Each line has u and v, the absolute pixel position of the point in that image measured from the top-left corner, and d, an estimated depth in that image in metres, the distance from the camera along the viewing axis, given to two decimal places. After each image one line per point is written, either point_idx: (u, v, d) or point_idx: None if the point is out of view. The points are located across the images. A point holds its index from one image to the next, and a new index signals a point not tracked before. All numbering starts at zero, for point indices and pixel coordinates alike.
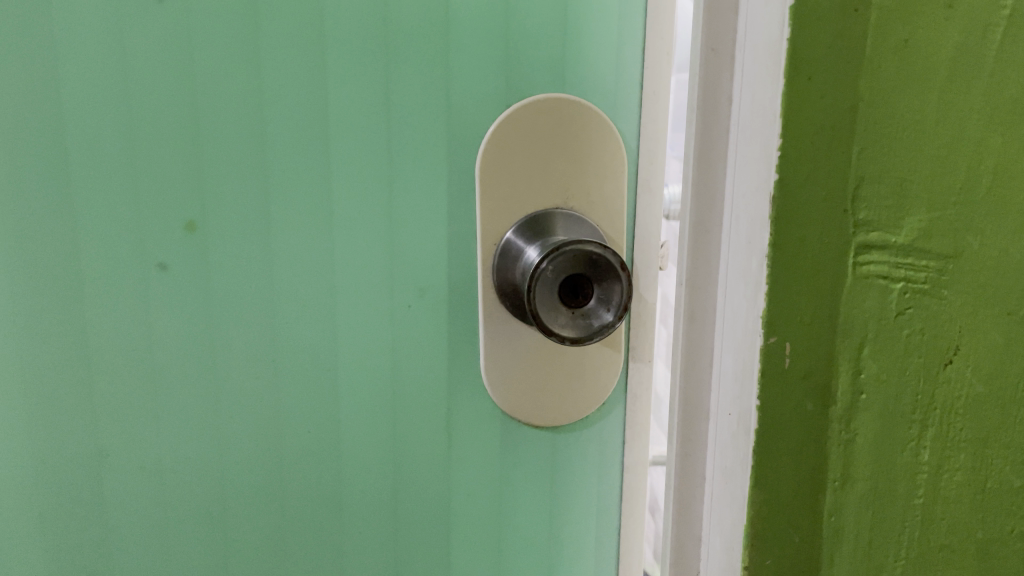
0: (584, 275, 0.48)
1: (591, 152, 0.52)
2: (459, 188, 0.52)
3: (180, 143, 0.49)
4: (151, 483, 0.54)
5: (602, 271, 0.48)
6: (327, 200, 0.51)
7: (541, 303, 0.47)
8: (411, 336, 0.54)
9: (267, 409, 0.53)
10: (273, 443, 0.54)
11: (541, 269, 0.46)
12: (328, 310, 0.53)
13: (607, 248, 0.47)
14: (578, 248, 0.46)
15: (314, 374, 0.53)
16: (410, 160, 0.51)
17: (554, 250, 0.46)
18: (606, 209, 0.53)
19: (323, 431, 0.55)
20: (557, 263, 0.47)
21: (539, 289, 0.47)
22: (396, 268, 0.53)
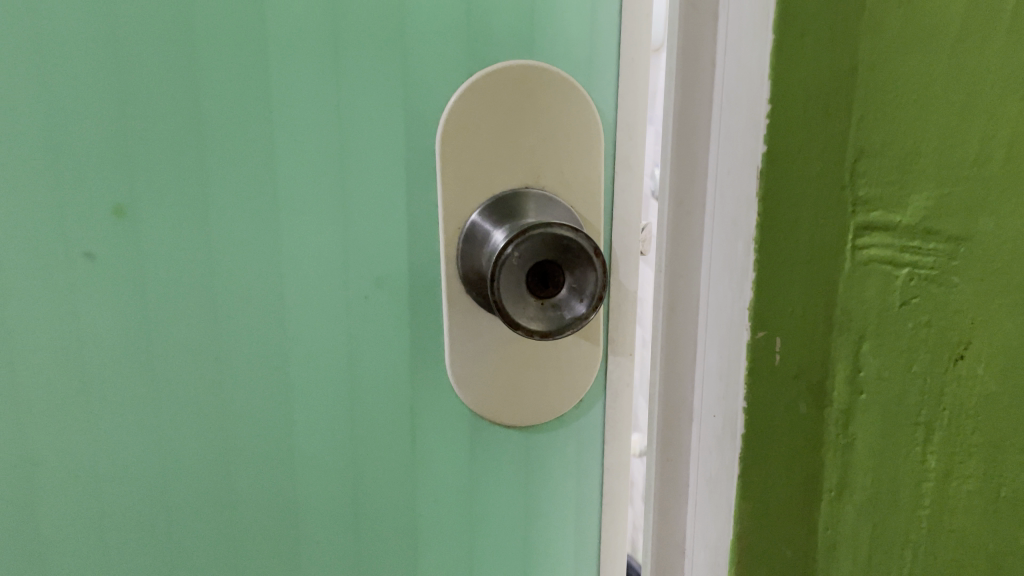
0: (555, 262, 0.43)
1: (565, 126, 0.47)
2: (421, 166, 0.48)
3: (105, 119, 0.45)
4: (88, 491, 0.49)
5: (575, 256, 0.43)
6: (274, 180, 0.46)
7: (506, 293, 0.42)
8: (369, 329, 0.49)
9: (212, 409, 0.49)
10: (220, 446, 0.50)
11: (507, 256, 0.42)
12: (278, 300, 0.48)
13: (580, 231, 0.42)
14: (546, 232, 0.42)
15: (264, 371, 0.49)
16: (366, 135, 0.47)
17: (520, 234, 0.42)
18: (581, 189, 0.49)
19: (275, 432, 0.50)
20: (524, 249, 0.42)
21: (504, 277, 0.42)
22: (351, 255, 0.48)
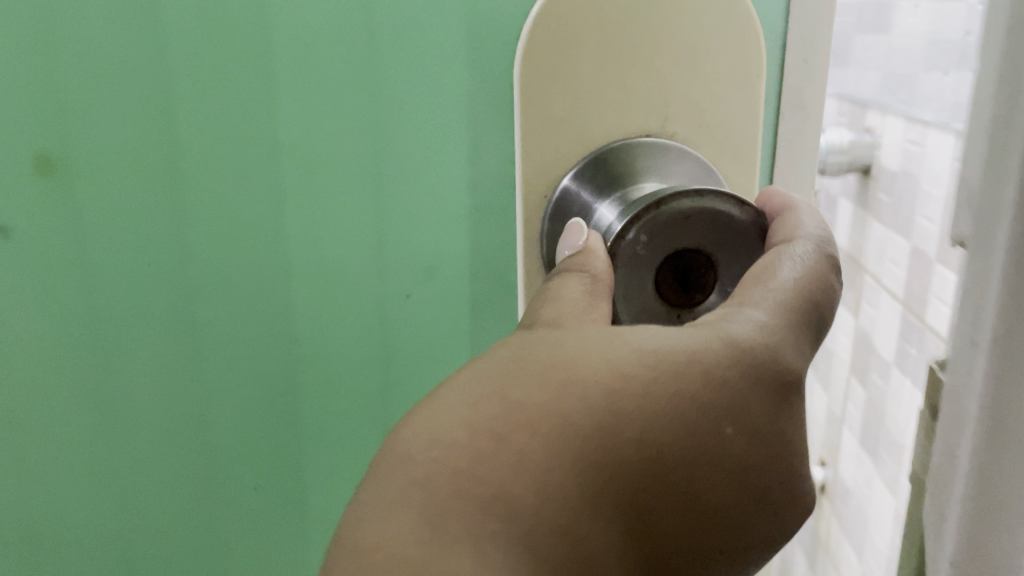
0: (705, 257, 0.26)
1: (709, 41, 0.32)
2: (491, 100, 0.32)
3: (3, 25, 0.29)
4: (19, 561, 0.36)
5: (739, 245, 0.26)
6: (275, 124, 0.31)
7: (625, 301, 0.26)
8: (411, 342, 0.35)
9: (192, 450, 0.35)
10: (205, 498, 0.36)
11: (626, 243, 0.25)
12: (285, 300, 0.33)
13: (747, 204, 0.26)
14: (695, 206, 0.25)
15: (263, 396, 0.35)
16: (409, 53, 0.31)
17: (654, 208, 0.25)
18: (726, 137, 0.33)
19: (281, 478, 0.36)
20: (657, 232, 0.25)
21: (620, 275, 0.25)
22: (385, 238, 0.33)
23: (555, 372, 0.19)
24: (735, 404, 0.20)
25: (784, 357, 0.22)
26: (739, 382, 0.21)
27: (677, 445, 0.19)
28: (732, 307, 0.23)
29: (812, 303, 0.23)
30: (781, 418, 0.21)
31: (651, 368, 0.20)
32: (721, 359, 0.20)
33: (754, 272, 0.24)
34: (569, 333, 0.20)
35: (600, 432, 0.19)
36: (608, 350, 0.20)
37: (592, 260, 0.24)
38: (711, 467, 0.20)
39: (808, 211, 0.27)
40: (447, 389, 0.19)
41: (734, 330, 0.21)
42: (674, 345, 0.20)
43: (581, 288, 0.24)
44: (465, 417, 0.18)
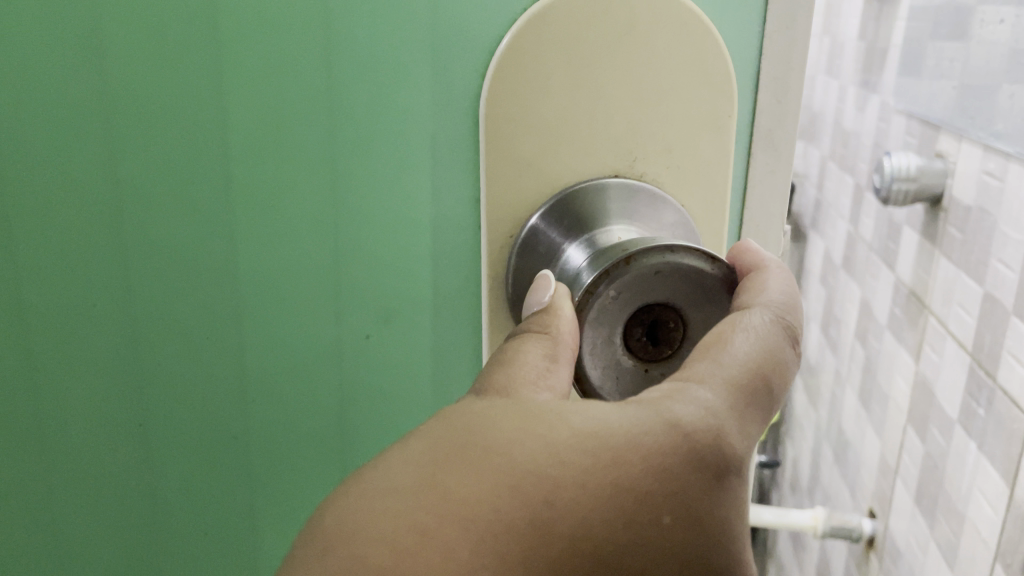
0: (675, 309, 0.26)
1: (679, 82, 0.31)
2: (457, 138, 0.30)
3: None
4: None
5: (707, 301, 0.26)
6: (229, 158, 0.29)
7: (591, 355, 0.25)
8: (371, 383, 0.33)
9: (136, 499, 0.33)
10: (149, 545, 0.34)
11: (596, 299, 0.24)
12: (239, 341, 0.32)
13: (718, 260, 0.25)
14: (666, 262, 0.24)
15: (214, 441, 0.33)
16: (372, 88, 0.29)
17: (625, 264, 0.24)
18: (697, 178, 0.33)
19: (232, 524, 0.35)
20: (627, 288, 0.24)
21: (588, 331, 0.25)
22: (345, 275, 0.31)
23: (486, 459, 0.18)
24: (675, 492, 0.19)
25: (731, 443, 0.21)
26: (682, 469, 0.20)
27: (611, 537, 0.19)
28: (683, 384, 0.22)
29: (761, 376, 0.23)
30: (725, 505, 0.20)
31: (588, 454, 0.19)
32: (663, 445, 0.20)
33: (712, 346, 0.23)
34: (508, 411, 0.20)
35: (529, 528, 0.18)
36: (544, 434, 0.19)
37: (556, 319, 0.23)
38: (647, 561, 0.19)
39: (779, 273, 0.26)
40: (374, 474, 0.18)
41: (681, 413, 0.20)
42: (615, 428, 0.20)
43: (540, 352, 0.23)
44: (387, 507, 0.18)
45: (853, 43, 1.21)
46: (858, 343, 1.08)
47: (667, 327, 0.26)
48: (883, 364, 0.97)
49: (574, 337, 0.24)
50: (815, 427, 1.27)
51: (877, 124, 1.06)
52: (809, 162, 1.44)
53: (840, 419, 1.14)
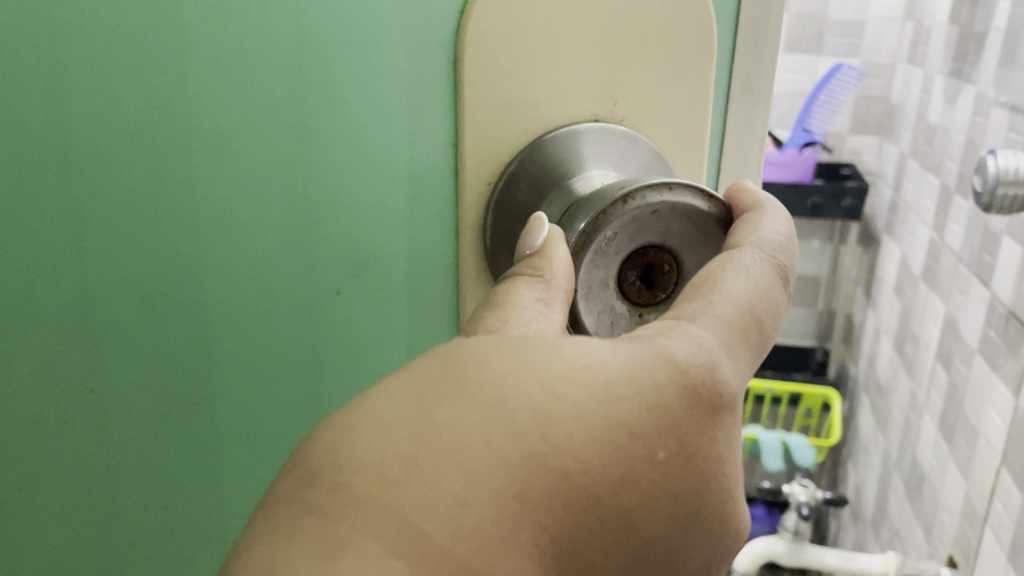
0: (669, 250, 0.25)
1: (654, 17, 0.30)
2: (431, 76, 0.28)
3: None
4: None
5: (701, 241, 0.25)
6: (182, 92, 0.26)
7: (586, 298, 0.24)
8: (347, 338, 0.31)
9: (86, 472, 0.29)
10: (100, 526, 0.30)
11: (593, 241, 0.24)
12: (199, 302, 0.28)
13: (713, 198, 0.24)
14: (663, 201, 0.24)
15: (169, 417, 0.29)
16: (341, 16, 0.27)
17: (622, 203, 0.24)
18: (673, 120, 0.32)
19: (191, 500, 0.31)
20: (623, 229, 0.24)
21: (583, 273, 0.24)
22: (315, 219, 0.29)
23: (477, 391, 0.17)
24: (670, 427, 0.19)
25: (726, 377, 0.20)
26: (675, 403, 0.19)
27: (606, 474, 0.17)
28: (677, 321, 0.21)
29: (754, 317, 0.22)
30: (719, 442, 0.20)
31: (582, 388, 0.18)
32: (656, 378, 0.19)
33: (705, 284, 0.22)
34: (501, 344, 0.19)
35: (526, 464, 0.17)
36: (537, 367, 0.18)
37: (549, 262, 0.23)
38: (644, 497, 0.18)
39: (774, 215, 0.25)
40: (360, 408, 0.17)
41: (674, 348, 0.20)
42: (608, 363, 0.19)
43: (532, 295, 0.22)
44: (374, 439, 0.16)
45: (946, 27, 1.12)
46: (943, 365, 0.98)
47: (661, 269, 0.26)
48: (974, 394, 0.87)
49: (569, 280, 0.23)
50: (883, 454, 1.20)
51: (972, 118, 0.96)
52: (887, 161, 1.33)
53: (913, 449, 1.06)
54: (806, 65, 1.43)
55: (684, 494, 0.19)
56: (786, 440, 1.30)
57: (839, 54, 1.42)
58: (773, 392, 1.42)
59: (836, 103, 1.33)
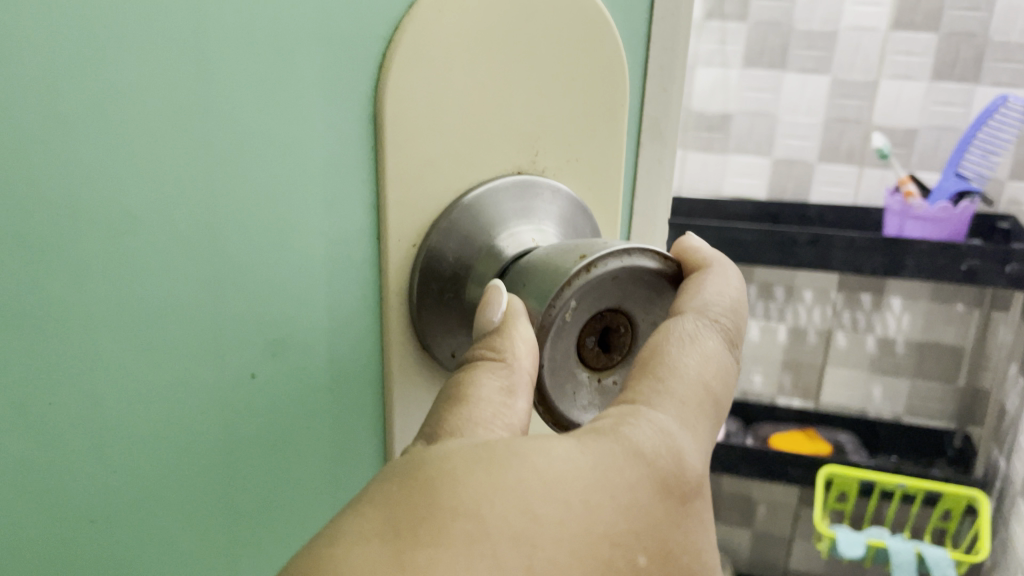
0: (623, 312, 0.25)
1: (576, 64, 0.30)
2: (347, 138, 0.26)
3: None
4: None
5: (652, 299, 0.25)
6: (69, 165, 0.21)
7: (551, 373, 0.24)
8: (266, 422, 0.28)
9: None
10: None
11: (559, 310, 0.23)
12: (93, 407, 0.23)
13: (668, 258, 0.25)
14: (623, 266, 0.23)
15: (63, 538, 0.24)
16: (248, 79, 0.24)
17: (585, 272, 0.23)
18: (595, 163, 0.33)
19: None
20: (586, 296, 0.24)
21: (547, 344, 0.24)
22: (225, 297, 0.25)
23: (454, 524, 0.16)
24: (648, 527, 0.18)
25: (692, 464, 0.20)
26: (648, 502, 0.18)
27: None
28: (640, 407, 0.20)
29: (712, 392, 0.22)
30: (695, 531, 0.19)
31: (557, 502, 0.17)
32: (629, 478, 0.18)
33: (659, 361, 0.22)
34: (470, 458, 0.18)
35: None
36: (512, 485, 0.17)
37: (511, 344, 0.23)
38: None
39: (720, 271, 0.25)
40: (331, 557, 0.16)
41: (640, 438, 0.19)
42: (581, 467, 0.18)
43: (496, 384, 0.22)
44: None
45: None
46: None
47: (617, 332, 0.26)
48: None
49: (531, 359, 0.23)
50: None
51: None
52: None
53: None
54: (959, 92, 1.22)
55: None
56: (922, 550, 1.15)
57: (1002, 84, 1.20)
58: (904, 486, 1.20)
59: (999, 146, 1.15)
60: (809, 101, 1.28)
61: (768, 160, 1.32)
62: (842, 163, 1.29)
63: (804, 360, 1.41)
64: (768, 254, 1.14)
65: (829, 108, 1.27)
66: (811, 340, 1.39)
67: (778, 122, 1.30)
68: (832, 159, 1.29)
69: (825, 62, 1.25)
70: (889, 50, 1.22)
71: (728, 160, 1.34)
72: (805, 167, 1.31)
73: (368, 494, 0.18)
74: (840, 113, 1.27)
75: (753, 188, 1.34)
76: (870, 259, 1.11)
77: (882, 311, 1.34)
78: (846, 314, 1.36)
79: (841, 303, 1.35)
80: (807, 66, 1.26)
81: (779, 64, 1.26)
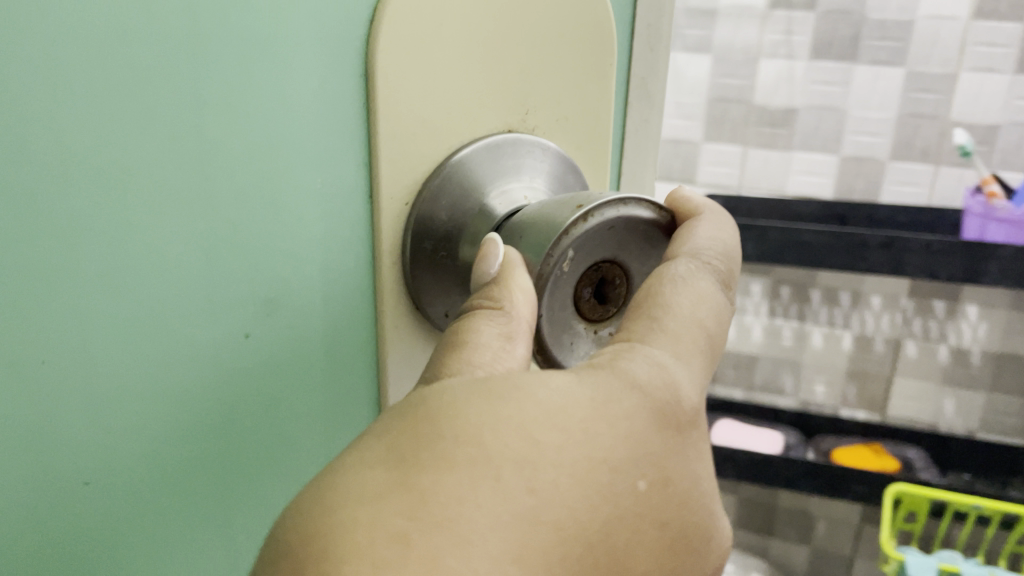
0: (619, 265, 0.25)
1: (566, 23, 0.31)
2: (340, 97, 0.26)
3: None
4: None
5: (647, 252, 0.25)
6: (70, 108, 0.20)
7: (549, 323, 0.24)
8: (267, 384, 0.27)
9: None
10: None
11: (559, 260, 0.23)
12: (91, 372, 0.22)
13: (661, 208, 0.25)
14: (619, 215, 0.24)
15: (56, 505, 0.22)
16: (245, 33, 0.23)
17: (582, 221, 0.23)
18: (583, 121, 0.33)
19: None
20: (584, 247, 0.24)
21: (546, 295, 0.24)
22: (223, 255, 0.24)
23: (457, 451, 0.16)
24: (647, 454, 0.19)
25: (685, 396, 0.20)
26: (646, 430, 0.19)
27: (594, 517, 0.17)
28: (635, 344, 0.21)
29: (706, 331, 0.22)
30: (691, 460, 0.20)
31: (559, 430, 0.17)
32: (626, 407, 0.19)
33: (653, 303, 0.22)
34: (472, 391, 0.18)
35: (525, 513, 0.16)
36: (515, 414, 0.17)
37: (509, 293, 0.22)
38: (624, 528, 0.18)
39: (712, 219, 0.25)
40: (335, 484, 0.16)
41: (636, 371, 0.20)
42: (579, 397, 0.18)
43: (495, 331, 0.22)
44: (365, 521, 0.15)
45: None
46: None
47: (613, 283, 0.26)
48: None
49: (530, 309, 0.23)
50: None
51: None
52: None
53: None
54: None
55: (659, 514, 0.19)
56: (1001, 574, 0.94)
57: None
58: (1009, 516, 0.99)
59: None
60: (880, 96, 1.12)
61: (836, 159, 1.17)
62: (915, 159, 1.13)
63: (870, 370, 1.22)
64: (835, 259, 0.99)
65: (903, 103, 1.11)
66: (878, 349, 1.21)
67: (850, 117, 1.15)
68: (907, 157, 1.13)
69: (900, 55, 1.09)
70: (971, 40, 1.06)
71: (792, 157, 1.19)
72: (874, 163, 1.15)
73: (372, 434, 0.17)
74: (915, 108, 1.11)
75: (820, 188, 1.19)
76: (944, 263, 0.95)
77: (955, 320, 1.15)
78: (918, 321, 1.17)
79: (912, 311, 1.17)
80: (879, 58, 1.10)
81: (849, 56, 1.11)
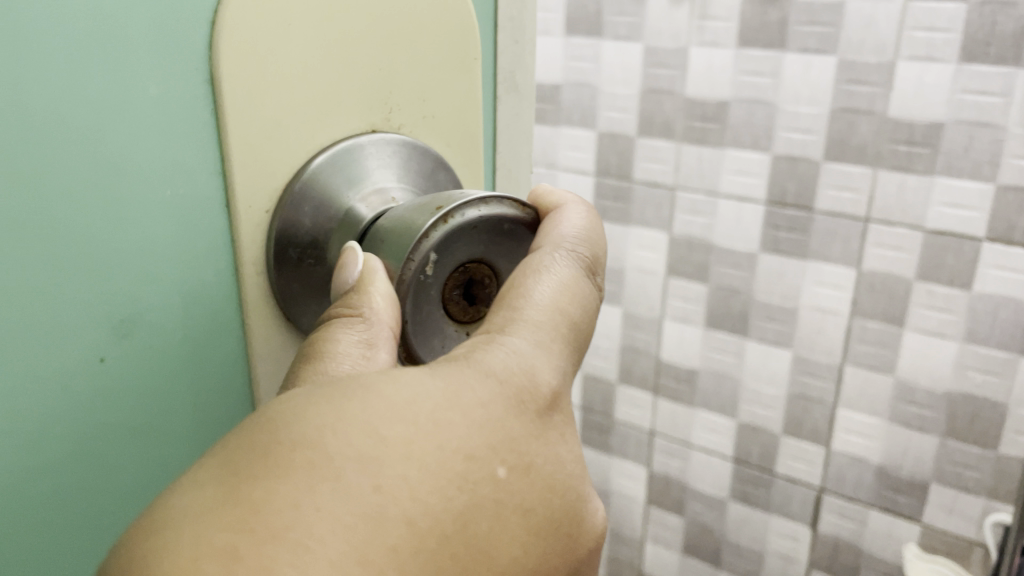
0: (487, 265, 0.25)
1: (425, 17, 0.31)
2: (185, 104, 0.25)
3: None
4: None
5: (514, 249, 0.25)
6: None
7: (415, 326, 0.24)
8: (131, 409, 0.25)
9: None
10: None
11: (420, 263, 0.23)
12: None
13: (526, 207, 0.25)
14: (479, 215, 0.23)
15: None
16: (68, 39, 0.22)
17: (440, 222, 0.23)
18: (450, 118, 0.33)
19: None
20: (449, 249, 0.23)
21: (408, 298, 0.23)
22: (66, 274, 0.23)
23: (295, 455, 0.16)
24: (502, 439, 0.19)
25: (541, 377, 0.20)
26: (498, 413, 0.19)
27: (445, 505, 0.17)
28: (495, 334, 0.21)
29: (572, 321, 0.22)
30: (549, 440, 0.20)
31: (405, 423, 0.18)
32: (479, 395, 0.19)
33: (515, 292, 0.22)
34: (314, 399, 0.18)
35: (372, 509, 0.16)
36: (357, 414, 0.17)
37: (369, 299, 0.22)
38: (479, 510, 0.18)
39: (576, 209, 0.26)
40: (164, 509, 0.16)
41: (492, 361, 0.20)
42: (429, 389, 0.18)
43: (353, 339, 0.22)
44: (192, 532, 0.15)
45: None
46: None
47: (482, 283, 0.25)
48: None
49: (393, 315, 0.23)
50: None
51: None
52: None
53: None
54: None
55: (514, 496, 0.19)
56: None
57: None
58: None
59: None
60: None
61: None
62: None
63: None
64: None
65: None
66: None
67: None
68: None
69: None
70: None
71: None
72: None
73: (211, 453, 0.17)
74: None
75: None
76: None
77: None
78: None
79: None
80: None
81: None
